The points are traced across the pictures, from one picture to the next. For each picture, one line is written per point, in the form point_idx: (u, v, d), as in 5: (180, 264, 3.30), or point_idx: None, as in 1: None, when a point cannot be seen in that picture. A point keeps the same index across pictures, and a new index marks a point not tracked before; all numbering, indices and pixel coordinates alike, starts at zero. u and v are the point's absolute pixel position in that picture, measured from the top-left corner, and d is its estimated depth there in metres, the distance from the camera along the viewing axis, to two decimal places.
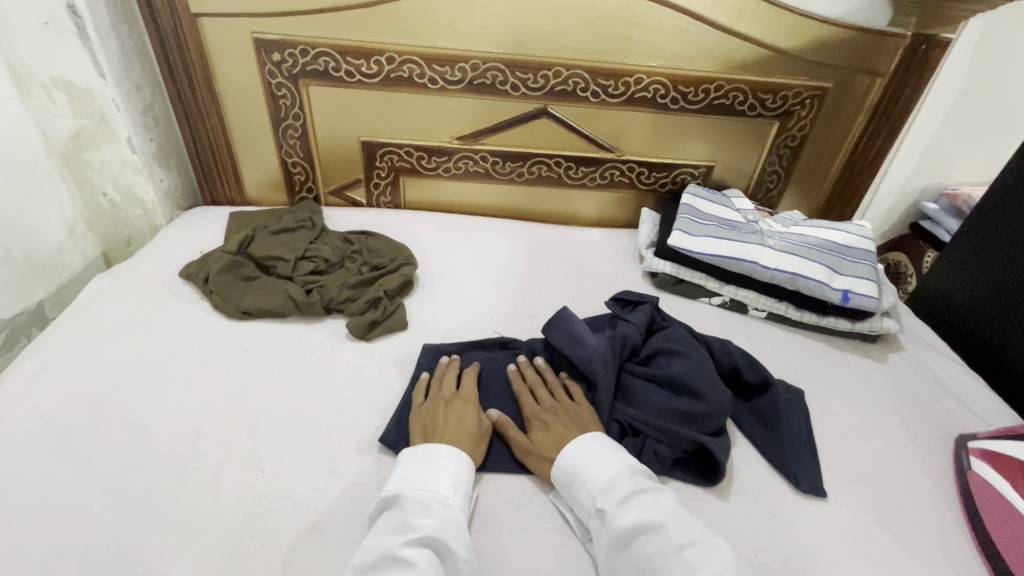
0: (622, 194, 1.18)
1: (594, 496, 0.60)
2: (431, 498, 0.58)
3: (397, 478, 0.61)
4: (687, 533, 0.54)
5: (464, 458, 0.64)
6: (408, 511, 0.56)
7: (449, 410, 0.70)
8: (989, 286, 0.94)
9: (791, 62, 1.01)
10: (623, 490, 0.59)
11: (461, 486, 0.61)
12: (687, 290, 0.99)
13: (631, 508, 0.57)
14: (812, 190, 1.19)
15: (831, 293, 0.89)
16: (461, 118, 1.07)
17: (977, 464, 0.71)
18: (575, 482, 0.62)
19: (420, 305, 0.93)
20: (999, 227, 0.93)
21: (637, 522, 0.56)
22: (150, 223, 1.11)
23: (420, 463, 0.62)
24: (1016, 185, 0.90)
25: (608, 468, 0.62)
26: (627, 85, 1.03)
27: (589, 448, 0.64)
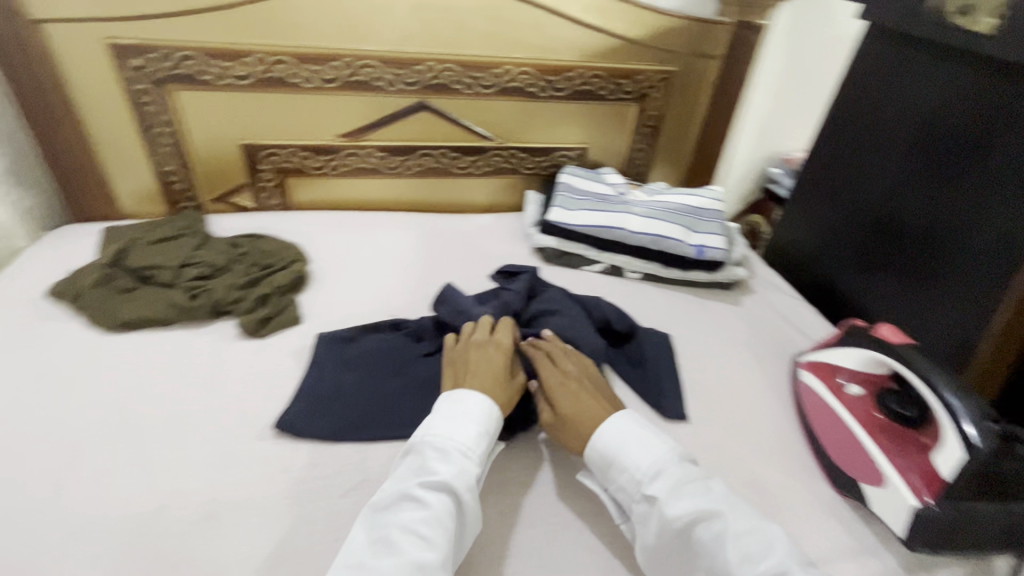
0: (508, 179, 1.26)
1: (638, 481, 0.59)
2: (453, 446, 0.60)
3: (430, 424, 0.62)
4: (743, 522, 0.55)
5: (493, 409, 0.64)
6: (430, 457, 0.58)
7: (480, 355, 0.71)
8: (832, 234, 1.07)
9: (639, 49, 1.13)
10: (672, 478, 0.58)
11: (485, 437, 0.62)
12: (571, 261, 1.08)
13: (685, 497, 0.57)
14: (675, 164, 1.33)
15: (688, 249, 1.02)
16: (342, 116, 1.09)
17: (805, 375, 0.82)
18: (616, 467, 0.61)
19: (315, 298, 0.95)
20: (832, 180, 1.07)
21: (693, 511, 0.56)
22: (8, 246, 1.03)
23: (443, 415, 0.62)
24: (837, 143, 1.05)
25: (653, 450, 0.61)
26: (497, 76, 1.10)
27: (621, 431, 0.63)
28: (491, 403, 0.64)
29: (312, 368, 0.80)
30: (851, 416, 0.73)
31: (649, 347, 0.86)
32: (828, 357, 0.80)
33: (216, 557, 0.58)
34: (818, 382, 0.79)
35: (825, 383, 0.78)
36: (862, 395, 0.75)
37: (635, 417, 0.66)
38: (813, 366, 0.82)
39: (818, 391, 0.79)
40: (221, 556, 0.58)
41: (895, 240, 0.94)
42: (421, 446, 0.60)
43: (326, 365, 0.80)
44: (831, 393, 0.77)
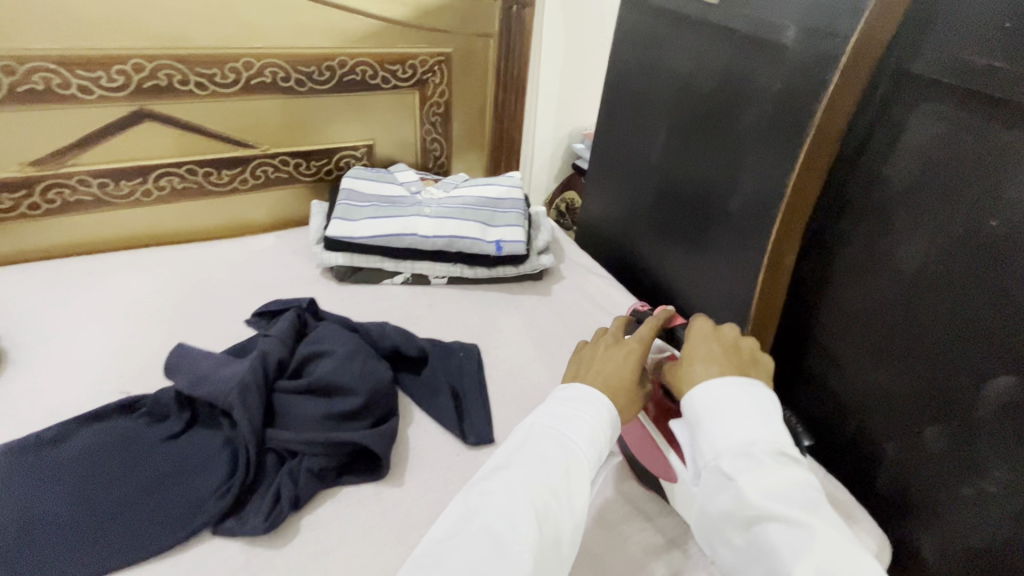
0: (288, 190, 1.08)
1: (720, 456, 0.49)
2: (566, 445, 0.51)
3: (546, 411, 0.55)
4: (837, 537, 0.42)
5: (611, 415, 0.55)
6: (529, 450, 0.50)
7: (606, 350, 0.63)
8: (633, 204, 1.04)
9: (405, 30, 1.02)
10: (761, 462, 0.46)
11: (599, 444, 0.53)
12: (366, 277, 0.96)
13: (764, 493, 0.45)
14: (479, 151, 1.25)
15: (486, 247, 0.95)
16: (24, 138, 0.83)
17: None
18: (706, 430, 0.51)
19: (9, 389, 0.71)
20: (622, 150, 1.04)
21: (768, 505, 0.44)
22: None
23: (566, 406, 0.55)
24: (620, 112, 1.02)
25: (749, 427, 0.49)
26: (236, 72, 0.91)
27: (741, 399, 0.51)
28: (611, 411, 0.55)
29: None
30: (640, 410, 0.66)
31: (449, 366, 0.79)
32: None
33: None
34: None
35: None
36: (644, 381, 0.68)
37: (757, 385, 0.52)
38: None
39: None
40: None
41: (676, 206, 0.94)
42: (531, 435, 0.52)
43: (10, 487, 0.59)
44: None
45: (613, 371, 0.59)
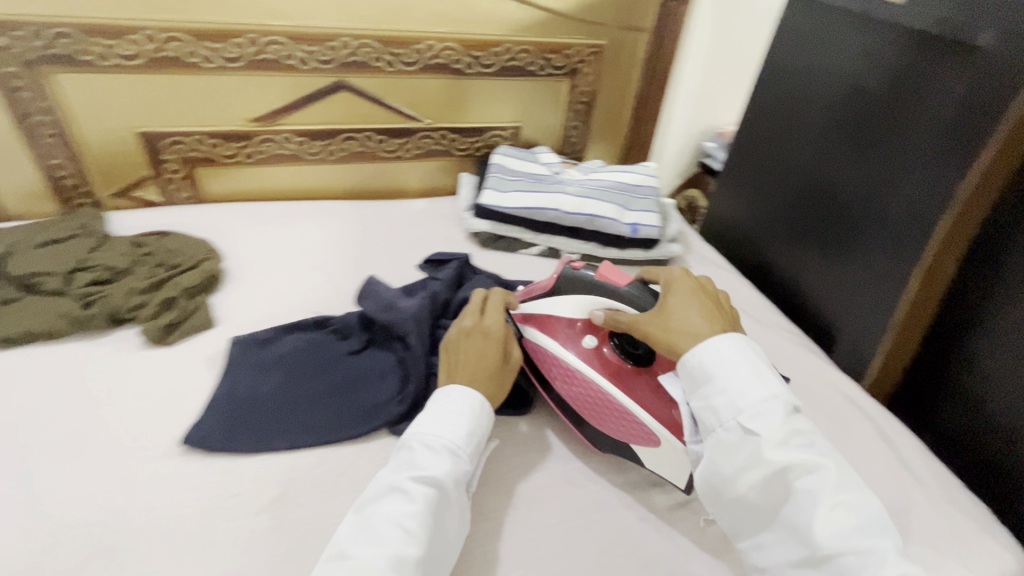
0: (441, 162, 1.21)
1: (738, 413, 0.55)
2: (442, 444, 0.59)
3: (418, 424, 0.61)
4: (843, 478, 0.53)
5: (482, 406, 0.63)
6: (420, 452, 0.58)
7: (470, 341, 0.68)
8: (762, 201, 1.06)
9: (567, 22, 1.09)
10: (777, 419, 0.54)
11: (473, 436, 0.61)
12: (506, 245, 1.05)
13: (785, 447, 0.53)
14: (612, 141, 1.31)
15: (622, 228, 1.00)
16: (252, 99, 1.01)
17: (532, 332, 0.73)
18: (723, 389, 0.57)
19: (231, 299, 0.88)
20: (761, 147, 1.06)
21: (789, 456, 0.53)
22: None
23: (432, 411, 0.62)
24: (765, 110, 1.04)
25: (763, 385, 0.56)
26: (419, 53, 1.04)
27: (746, 357, 0.58)
28: (483, 402, 0.64)
29: (226, 374, 0.74)
30: (597, 375, 0.68)
31: None
32: (550, 311, 0.72)
33: None
34: (551, 340, 0.71)
35: (557, 340, 0.71)
36: (593, 345, 0.70)
37: (752, 344, 0.60)
38: (540, 322, 0.73)
39: (552, 351, 0.71)
40: None
41: (818, 208, 0.94)
42: (415, 442, 0.59)
43: (240, 371, 0.74)
44: (568, 353, 0.70)
45: (478, 368, 0.66)
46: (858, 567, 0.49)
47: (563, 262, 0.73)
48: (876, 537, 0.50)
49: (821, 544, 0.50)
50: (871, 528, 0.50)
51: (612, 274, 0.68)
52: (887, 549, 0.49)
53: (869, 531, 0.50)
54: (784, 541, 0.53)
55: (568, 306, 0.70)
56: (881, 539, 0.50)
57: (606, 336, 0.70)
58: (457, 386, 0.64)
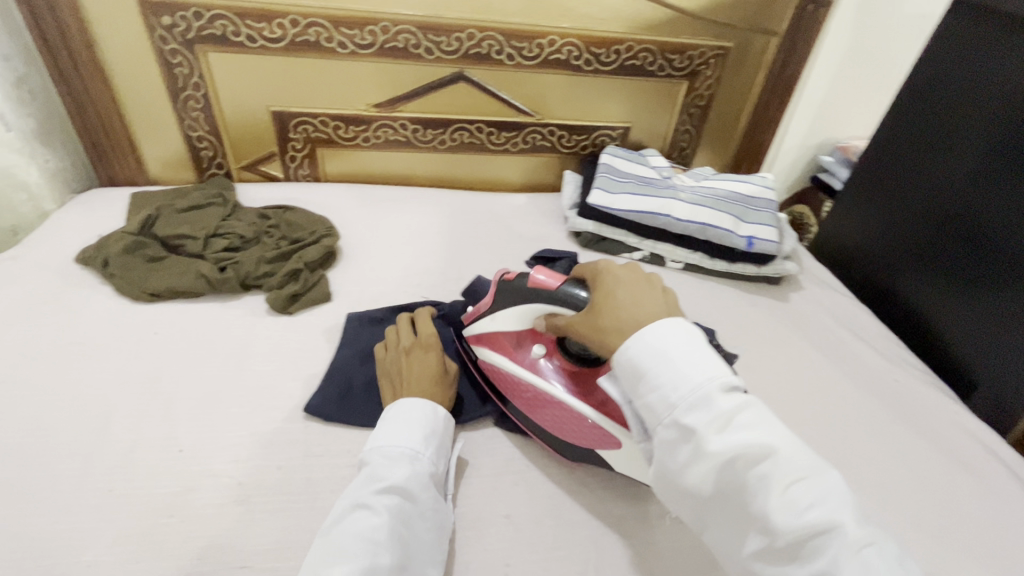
0: (545, 158, 1.20)
1: (674, 408, 0.49)
2: (401, 452, 0.58)
3: (378, 435, 0.60)
4: (798, 462, 0.46)
5: (437, 411, 0.64)
6: (380, 464, 0.57)
7: (410, 359, 0.70)
8: (899, 229, 0.99)
9: (695, 22, 1.05)
10: (717, 406, 0.48)
11: (432, 439, 0.61)
12: (609, 248, 1.03)
13: (729, 435, 0.47)
14: (722, 148, 1.26)
15: (737, 240, 0.97)
16: (377, 85, 1.04)
17: (483, 353, 0.72)
18: (654, 382, 0.51)
19: (345, 275, 0.92)
20: (904, 172, 0.98)
21: (734, 448, 0.46)
22: (37, 209, 1.03)
23: (388, 422, 0.61)
24: (913, 133, 0.96)
25: (697, 370, 0.50)
26: (540, 47, 1.03)
27: (681, 339, 0.52)
28: (436, 407, 0.64)
29: (343, 347, 0.77)
30: (553, 384, 0.66)
31: None
32: (495, 327, 0.71)
33: (240, 546, 0.56)
34: (501, 356, 0.70)
35: (508, 355, 0.70)
36: (545, 353, 0.69)
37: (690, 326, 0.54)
38: (488, 339, 0.71)
39: (502, 368, 0.70)
40: (245, 545, 0.56)
41: (963, 242, 0.88)
42: (373, 456, 0.58)
43: (353, 347, 0.77)
44: (518, 365, 0.69)
45: (423, 381, 0.67)
46: (827, 551, 0.42)
47: (497, 276, 0.70)
48: (840, 511, 0.43)
49: (783, 534, 0.43)
50: (835, 504, 0.43)
51: (544, 279, 0.64)
52: (856, 523, 0.43)
53: (833, 502, 0.44)
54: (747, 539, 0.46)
55: (510, 319, 0.69)
56: (849, 514, 0.43)
57: (554, 344, 0.69)
58: (406, 400, 0.64)
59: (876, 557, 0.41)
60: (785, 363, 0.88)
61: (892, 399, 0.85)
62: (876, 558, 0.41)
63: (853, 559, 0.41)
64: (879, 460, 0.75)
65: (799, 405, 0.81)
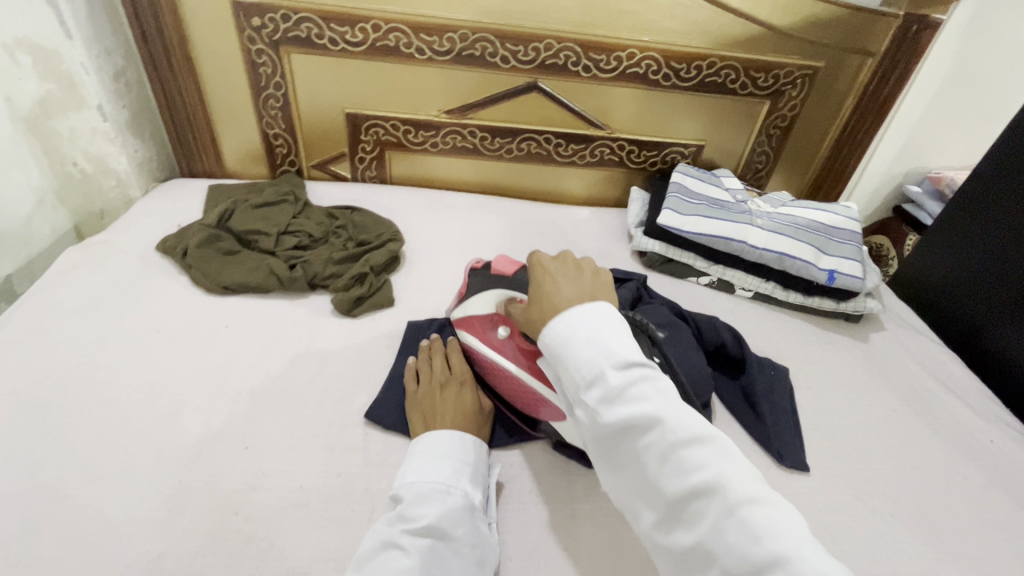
0: (611, 173, 1.17)
1: (578, 385, 0.49)
2: (431, 487, 0.57)
3: (408, 471, 0.60)
4: (689, 428, 0.45)
5: (465, 439, 0.63)
6: (410, 500, 0.56)
7: (447, 393, 0.68)
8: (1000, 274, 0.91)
9: (785, 39, 1.00)
10: (610, 382, 0.47)
11: (463, 471, 0.60)
12: (676, 270, 0.99)
13: (618, 407, 0.46)
14: (799, 172, 1.20)
15: (817, 273, 0.92)
16: (450, 92, 1.04)
17: (459, 333, 0.74)
18: (564, 363, 0.50)
19: (407, 280, 0.92)
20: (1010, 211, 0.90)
21: (624, 423, 0.45)
22: (124, 195, 1.08)
23: (416, 457, 0.61)
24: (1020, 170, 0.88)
25: (599, 349, 0.49)
26: (619, 60, 1.00)
27: (591, 319, 0.51)
28: (464, 436, 0.64)
29: (405, 355, 0.77)
30: (512, 363, 0.67)
31: (766, 380, 0.79)
32: (468, 309, 0.72)
33: (300, 551, 0.56)
34: (472, 337, 0.72)
35: (477, 335, 0.71)
36: (508, 335, 0.68)
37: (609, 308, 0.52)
38: (462, 321, 0.73)
39: (472, 348, 0.72)
40: (305, 551, 0.56)
41: None
42: (404, 494, 0.57)
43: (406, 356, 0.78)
44: (484, 346, 0.70)
45: (455, 415, 0.66)
46: (710, 513, 0.42)
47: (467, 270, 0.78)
48: (728, 473, 0.43)
49: (672, 501, 0.43)
50: (720, 468, 0.43)
51: (506, 266, 0.72)
52: (742, 483, 0.42)
53: (721, 464, 0.43)
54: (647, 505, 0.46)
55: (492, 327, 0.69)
56: (735, 475, 0.43)
57: (516, 325, 0.67)
58: (434, 433, 0.63)
59: (754, 516, 0.40)
60: (864, 410, 0.82)
61: (987, 460, 0.78)
62: (761, 515, 0.41)
63: (734, 518, 0.41)
64: (971, 528, 0.68)
65: (880, 457, 0.75)
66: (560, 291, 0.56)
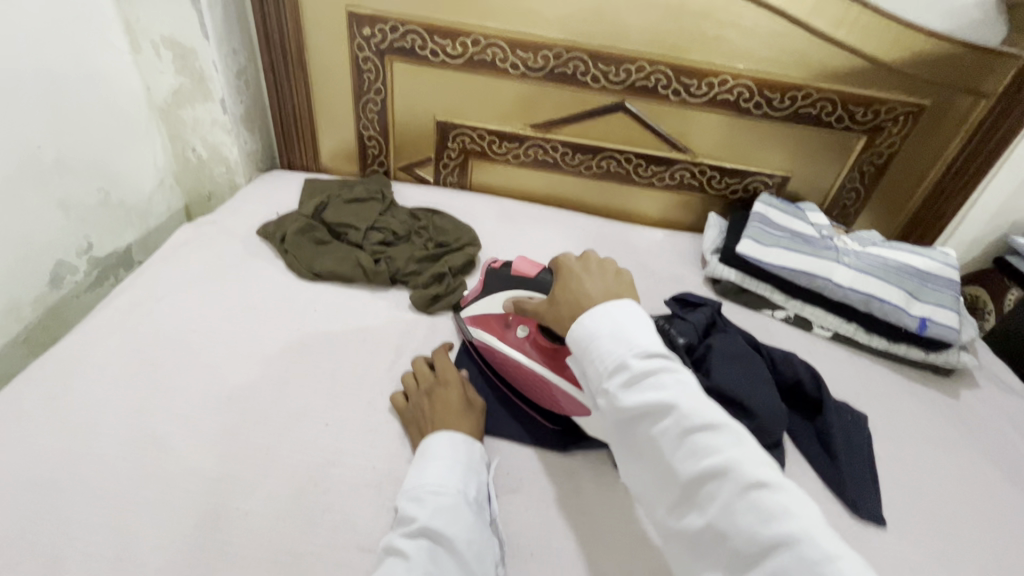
0: (688, 197, 1.16)
1: (601, 373, 0.52)
2: (423, 490, 0.58)
3: (407, 478, 0.60)
4: (704, 416, 0.48)
5: (455, 439, 0.63)
6: (405, 506, 0.57)
7: (434, 400, 0.69)
8: None
9: (890, 75, 0.96)
10: (632, 371, 0.50)
11: (456, 469, 0.60)
12: (750, 301, 0.97)
13: (637, 393, 0.49)
14: (891, 212, 1.14)
15: (907, 319, 0.87)
16: (537, 107, 1.07)
17: (475, 333, 0.78)
18: (590, 356, 0.54)
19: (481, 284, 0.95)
20: None
21: (642, 409, 0.49)
22: (230, 181, 1.16)
23: (414, 463, 0.62)
24: None
25: (621, 342, 0.52)
26: (710, 86, 1.00)
27: (616, 316, 0.54)
28: (454, 436, 0.63)
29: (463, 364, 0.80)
30: (529, 359, 0.71)
31: (842, 424, 0.76)
32: (486, 309, 0.78)
33: (369, 528, 0.59)
34: (491, 337, 0.76)
35: (497, 335, 0.76)
36: (525, 334, 0.73)
37: (630, 307, 0.56)
38: (480, 320, 0.78)
39: (490, 346, 0.76)
40: (374, 529, 0.59)
41: None
42: (401, 500, 0.58)
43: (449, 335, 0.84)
44: (502, 344, 0.74)
45: (446, 416, 0.66)
46: (721, 493, 0.45)
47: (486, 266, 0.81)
48: (736, 458, 0.45)
49: (686, 482, 0.47)
50: (733, 455, 0.46)
51: (527, 268, 0.74)
52: (754, 468, 0.45)
53: (734, 452, 0.46)
54: (663, 488, 0.49)
55: (497, 302, 0.76)
56: (745, 459, 0.46)
57: (534, 325, 0.72)
58: (428, 437, 0.64)
59: (764, 499, 0.43)
60: (950, 469, 0.77)
61: None
62: (770, 497, 0.44)
63: (743, 500, 0.44)
64: None
65: (966, 522, 0.70)
66: (582, 284, 0.60)
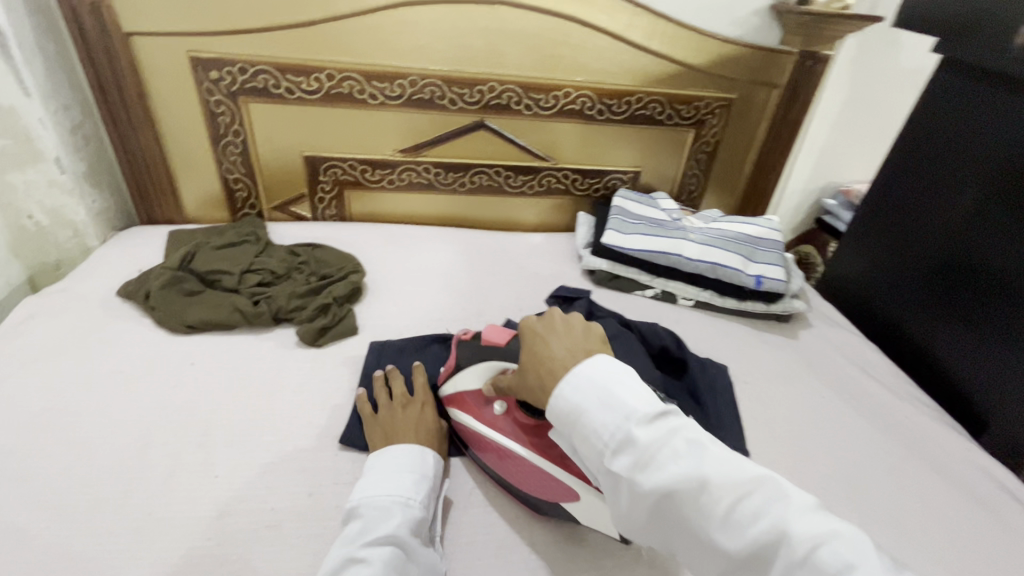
0: (558, 200, 1.26)
1: (606, 452, 0.48)
2: (392, 499, 0.58)
3: (364, 486, 0.60)
4: (733, 478, 0.44)
5: (424, 452, 0.65)
6: (369, 516, 0.56)
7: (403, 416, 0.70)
8: (907, 276, 1.03)
9: (701, 76, 1.12)
10: (641, 447, 0.46)
11: (422, 483, 0.62)
12: (622, 285, 1.07)
13: (655, 472, 0.45)
14: (728, 192, 1.32)
15: (746, 279, 1.02)
16: (401, 132, 1.11)
17: (455, 414, 0.71)
18: (587, 436, 0.50)
19: (369, 309, 0.97)
20: (897, 220, 1.06)
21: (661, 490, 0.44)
22: (81, 244, 1.07)
23: (377, 471, 0.61)
24: (896, 178, 1.06)
25: (616, 411, 0.49)
26: (556, 99, 1.10)
27: (596, 383, 0.52)
28: (422, 450, 0.65)
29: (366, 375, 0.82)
30: (511, 441, 0.64)
31: (707, 378, 0.86)
32: (461, 385, 0.71)
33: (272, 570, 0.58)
34: (467, 416, 0.69)
35: (474, 414, 0.69)
36: (504, 411, 0.67)
37: (607, 363, 0.53)
38: (455, 400, 0.71)
39: (467, 426, 0.69)
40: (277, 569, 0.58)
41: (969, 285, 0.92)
42: (363, 509, 0.57)
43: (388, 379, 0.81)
44: (480, 424, 0.67)
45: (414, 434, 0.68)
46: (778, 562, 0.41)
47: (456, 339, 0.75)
48: (782, 516, 0.42)
49: (735, 557, 0.42)
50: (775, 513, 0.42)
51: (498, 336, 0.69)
52: (804, 521, 0.41)
53: (774, 509, 0.42)
54: (711, 564, 0.44)
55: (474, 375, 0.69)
56: (791, 514, 0.42)
57: (513, 400, 0.66)
58: (399, 445, 0.65)
59: (820, 555, 0.39)
60: (797, 398, 0.90)
61: (902, 434, 0.86)
62: (827, 551, 0.40)
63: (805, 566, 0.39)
64: (896, 496, 0.75)
65: (814, 440, 0.82)
66: (548, 347, 0.58)
